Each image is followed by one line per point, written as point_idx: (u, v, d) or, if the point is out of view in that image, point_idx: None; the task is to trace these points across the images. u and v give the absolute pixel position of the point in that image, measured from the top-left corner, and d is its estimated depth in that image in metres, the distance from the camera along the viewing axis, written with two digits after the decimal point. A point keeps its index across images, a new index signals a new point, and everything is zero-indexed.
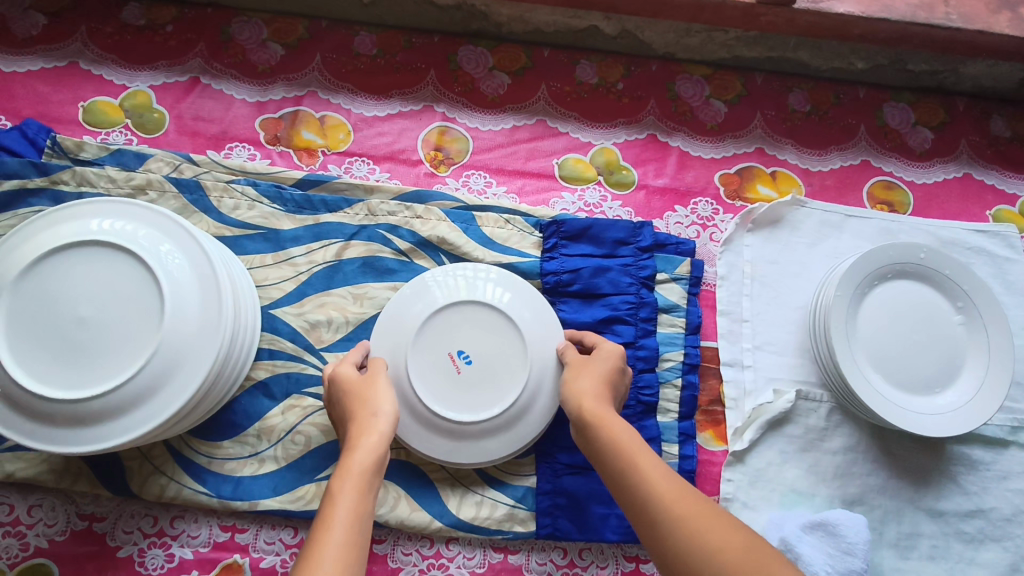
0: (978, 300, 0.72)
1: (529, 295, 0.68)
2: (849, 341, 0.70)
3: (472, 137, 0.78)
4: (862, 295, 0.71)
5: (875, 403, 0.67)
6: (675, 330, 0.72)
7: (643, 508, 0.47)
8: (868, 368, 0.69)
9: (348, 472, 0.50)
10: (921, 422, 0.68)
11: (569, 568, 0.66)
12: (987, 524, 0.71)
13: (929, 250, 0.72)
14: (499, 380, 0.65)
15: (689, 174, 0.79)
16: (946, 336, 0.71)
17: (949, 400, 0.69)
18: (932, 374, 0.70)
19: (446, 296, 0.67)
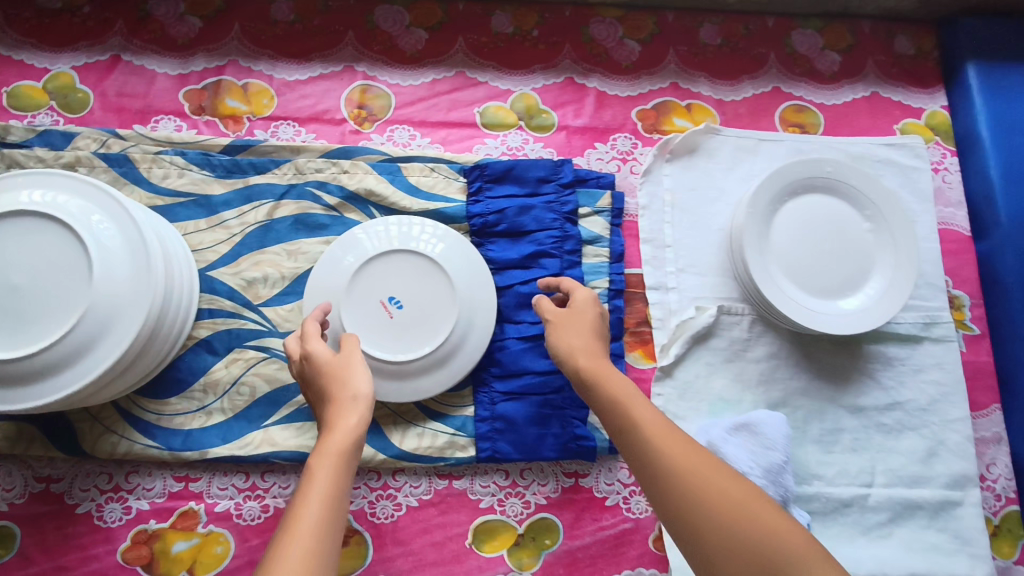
0: (884, 207, 0.75)
1: (459, 242, 0.71)
2: (763, 255, 0.73)
3: (393, 93, 0.80)
4: (774, 211, 0.75)
5: (790, 311, 0.72)
6: (599, 260, 0.76)
7: (645, 464, 0.50)
8: (782, 278, 0.73)
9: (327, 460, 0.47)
10: (834, 323, 0.72)
11: (511, 488, 0.70)
12: (903, 415, 0.76)
13: (835, 163, 0.75)
14: (430, 322, 0.68)
15: (607, 113, 0.81)
16: (856, 243, 0.75)
17: (859, 302, 0.73)
18: (842, 278, 0.74)
19: (378, 245, 0.69)
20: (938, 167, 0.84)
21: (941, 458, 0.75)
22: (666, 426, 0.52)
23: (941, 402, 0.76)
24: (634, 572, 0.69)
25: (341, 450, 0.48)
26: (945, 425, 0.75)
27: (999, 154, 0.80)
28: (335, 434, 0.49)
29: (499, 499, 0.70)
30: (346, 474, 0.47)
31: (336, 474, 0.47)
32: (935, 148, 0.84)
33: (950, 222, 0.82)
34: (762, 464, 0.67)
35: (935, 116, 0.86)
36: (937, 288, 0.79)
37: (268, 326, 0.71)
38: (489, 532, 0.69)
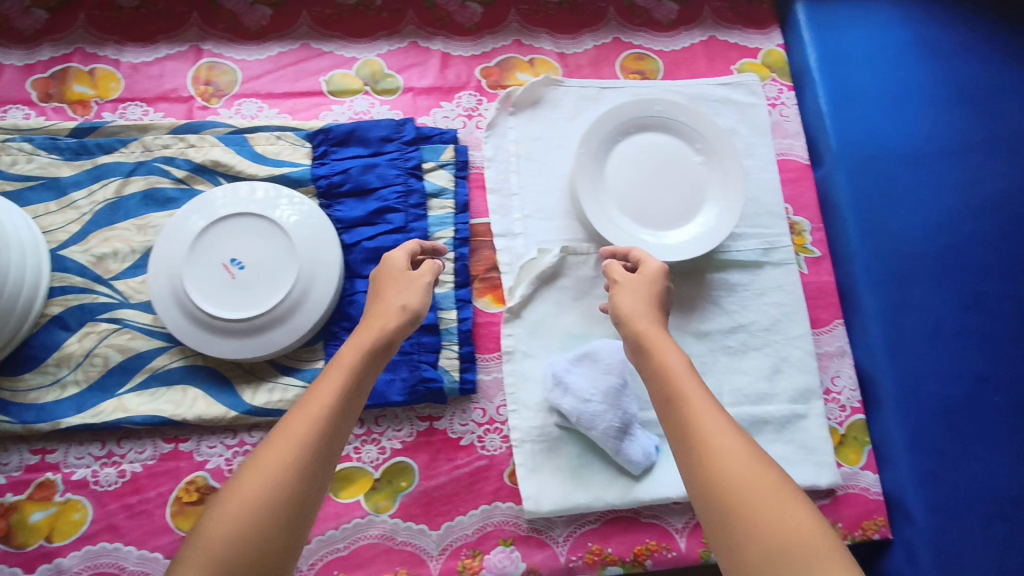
0: (712, 140, 0.79)
1: (306, 208, 0.73)
2: (597, 193, 0.77)
3: (240, 68, 0.82)
4: (607, 152, 0.78)
5: (625, 242, 0.74)
6: (445, 212, 0.78)
7: (677, 421, 0.54)
8: (617, 215, 0.77)
9: (296, 415, 0.51)
10: (667, 252, 0.75)
11: (367, 435, 0.73)
12: (748, 336, 0.80)
13: (663, 102, 0.79)
14: (273, 280, 0.70)
15: (451, 73, 0.84)
16: (688, 175, 0.78)
17: (692, 231, 0.77)
18: (675, 210, 0.77)
19: (227, 206, 0.71)
20: (775, 103, 0.87)
21: (785, 375, 0.79)
22: (693, 380, 0.56)
23: (783, 322, 0.80)
24: (491, 506, 0.72)
25: (359, 355, 0.56)
26: (787, 342, 0.80)
27: (826, 84, 0.84)
28: (352, 353, 0.56)
29: (355, 447, 0.72)
30: (328, 421, 0.51)
31: (321, 420, 0.51)
32: (772, 85, 0.88)
33: (788, 153, 0.86)
34: (598, 389, 0.71)
35: (772, 55, 0.89)
36: (777, 215, 0.83)
37: (120, 298, 0.73)
38: (345, 479, 0.71)
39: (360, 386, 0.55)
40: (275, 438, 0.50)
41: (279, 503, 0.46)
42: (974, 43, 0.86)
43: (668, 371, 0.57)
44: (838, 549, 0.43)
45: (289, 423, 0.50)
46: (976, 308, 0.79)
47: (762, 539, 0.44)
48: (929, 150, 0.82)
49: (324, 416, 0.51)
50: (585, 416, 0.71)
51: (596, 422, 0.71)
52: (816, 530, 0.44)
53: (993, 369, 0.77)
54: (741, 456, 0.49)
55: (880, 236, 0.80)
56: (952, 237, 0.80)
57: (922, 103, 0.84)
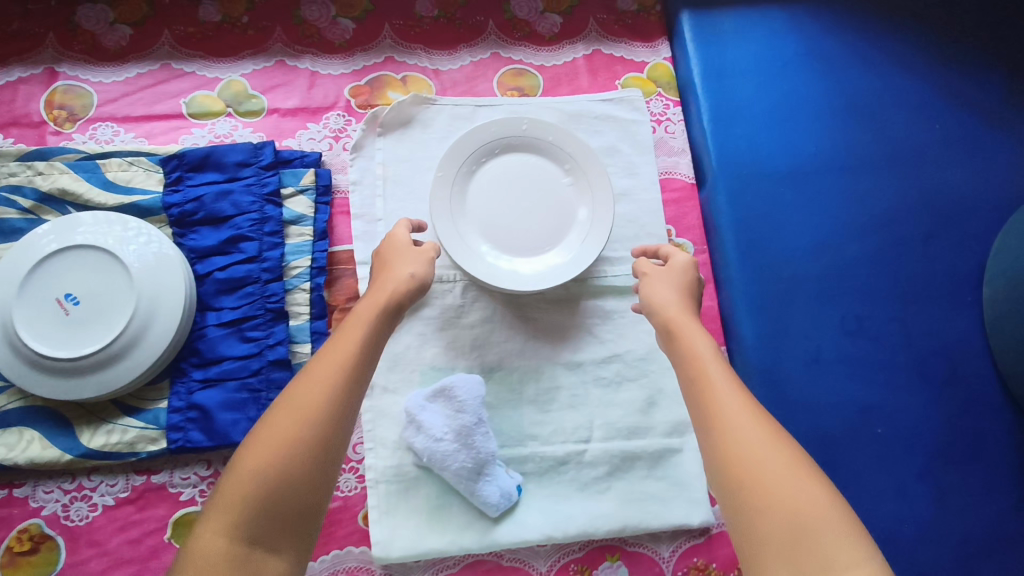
0: (581, 160, 0.75)
1: (156, 244, 0.71)
2: (458, 218, 0.73)
3: (96, 91, 0.79)
4: (471, 173, 0.75)
5: (483, 271, 0.71)
6: (303, 239, 0.76)
7: (696, 399, 0.52)
8: (479, 241, 0.74)
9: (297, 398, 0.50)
10: (527, 281, 0.72)
11: (213, 477, 0.70)
12: (624, 366, 0.76)
13: (531, 121, 0.75)
14: (110, 316, 0.68)
15: (318, 92, 0.81)
16: (555, 199, 0.76)
17: (556, 259, 0.74)
18: (539, 236, 0.74)
19: (86, 235, 0.69)
20: (660, 119, 0.84)
21: (661, 407, 0.75)
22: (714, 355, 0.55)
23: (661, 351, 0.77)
24: (342, 551, 0.69)
25: (371, 322, 0.57)
26: (664, 373, 0.76)
27: (709, 99, 0.81)
28: (366, 317, 0.58)
29: (200, 490, 0.70)
30: (341, 386, 0.52)
31: (332, 385, 0.51)
32: (657, 101, 0.84)
33: (671, 171, 0.82)
34: (451, 427, 0.68)
35: (658, 68, 0.86)
36: (659, 239, 0.79)
37: None
38: (188, 525, 0.68)
39: (371, 349, 0.56)
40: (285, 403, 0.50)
41: (297, 474, 0.47)
42: (865, 55, 0.84)
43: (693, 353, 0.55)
44: (853, 528, 0.42)
45: (297, 391, 0.51)
46: (859, 334, 0.76)
47: (782, 516, 0.43)
48: (812, 168, 0.80)
49: (334, 382, 0.51)
50: (437, 455, 0.68)
51: (446, 461, 0.68)
52: (828, 507, 0.43)
53: (877, 398, 0.75)
54: (756, 433, 0.47)
55: (759, 259, 0.77)
56: (836, 259, 0.78)
57: (810, 117, 0.81)
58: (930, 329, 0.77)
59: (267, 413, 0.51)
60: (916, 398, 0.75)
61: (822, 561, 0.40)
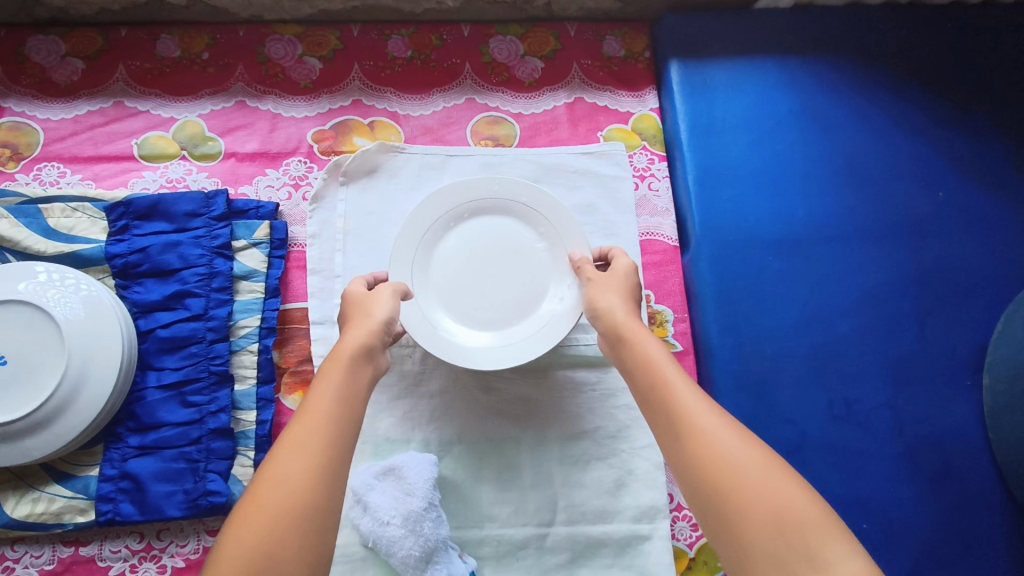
0: (554, 222, 0.70)
1: (93, 304, 0.66)
2: (419, 287, 0.69)
3: (43, 128, 0.75)
4: (437, 239, 0.71)
5: (445, 345, 0.66)
6: (254, 296, 0.71)
7: (656, 405, 0.50)
8: (440, 313, 0.69)
9: (280, 459, 0.45)
10: (490, 359, 0.66)
11: (146, 551, 0.66)
12: (592, 444, 0.71)
13: (502, 180, 0.71)
14: (39, 377, 0.63)
15: (279, 135, 0.77)
16: (526, 265, 0.71)
17: (527, 332, 0.68)
18: (508, 308, 0.69)
19: (29, 288, 0.65)
20: (643, 175, 0.78)
21: (632, 489, 0.70)
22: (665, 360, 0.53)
23: (634, 427, 0.72)
24: None
25: (343, 378, 0.52)
26: (635, 452, 0.71)
27: (694, 157, 0.76)
28: (338, 374, 0.52)
29: (130, 565, 0.65)
30: (325, 448, 0.46)
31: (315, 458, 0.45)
32: (642, 154, 0.79)
33: (654, 232, 0.77)
34: (398, 512, 0.63)
35: (644, 120, 0.80)
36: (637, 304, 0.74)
37: None
38: None
39: (351, 409, 0.50)
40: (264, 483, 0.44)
41: (288, 564, 0.41)
42: (866, 114, 0.78)
43: (647, 357, 0.54)
44: (834, 522, 0.40)
45: (277, 460, 0.45)
46: (847, 418, 0.71)
47: (759, 514, 0.41)
48: (806, 235, 0.75)
49: (315, 452, 0.46)
50: (384, 541, 0.63)
51: (393, 549, 0.63)
52: (811, 503, 0.41)
53: (864, 491, 0.69)
54: (722, 431, 0.46)
55: (743, 333, 0.72)
56: (825, 335, 0.73)
57: (804, 180, 0.76)
58: (923, 415, 0.72)
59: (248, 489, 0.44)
60: (906, 492, 0.69)
61: (809, 554, 0.38)
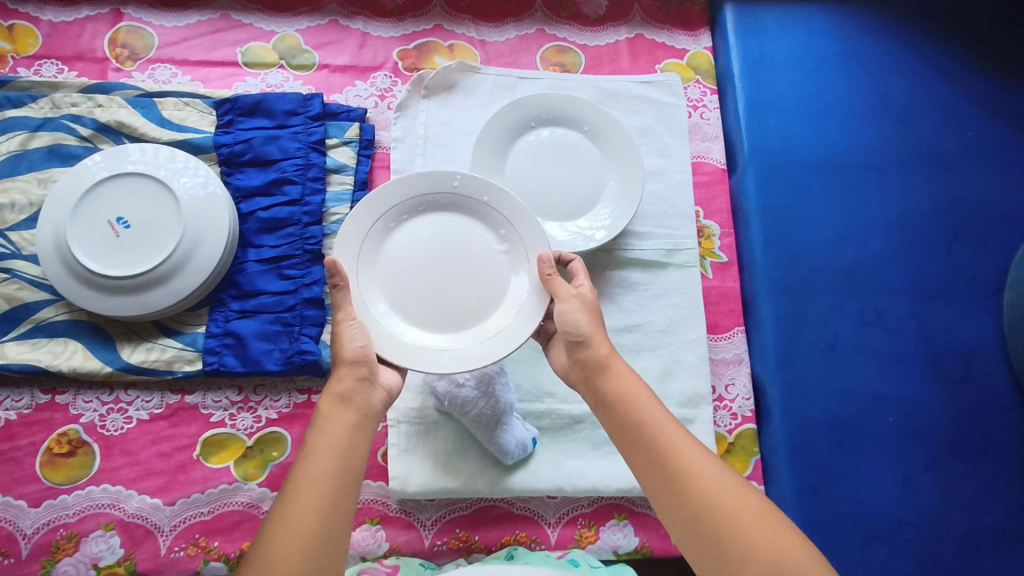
0: (608, 132, 0.80)
1: (203, 178, 0.74)
2: (367, 281, 0.68)
3: (158, 34, 0.83)
4: (389, 229, 0.70)
5: (391, 342, 0.65)
6: (343, 188, 0.79)
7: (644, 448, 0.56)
8: (387, 311, 0.68)
9: (281, 523, 0.51)
10: (438, 362, 0.65)
11: (243, 402, 0.74)
12: (643, 336, 0.80)
13: (462, 175, 0.70)
14: (157, 240, 0.71)
15: (368, 52, 0.85)
16: (481, 266, 0.70)
17: (482, 337, 0.67)
18: (461, 310, 0.69)
19: (139, 166, 0.73)
20: (696, 105, 0.88)
21: (678, 377, 0.79)
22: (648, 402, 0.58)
23: (680, 324, 0.81)
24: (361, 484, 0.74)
25: (333, 433, 0.56)
26: (682, 345, 0.80)
27: (746, 88, 0.86)
28: (325, 429, 0.57)
29: (230, 413, 0.74)
30: (322, 509, 0.52)
31: (321, 515, 0.52)
32: (695, 87, 0.89)
33: (704, 156, 0.87)
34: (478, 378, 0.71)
35: (698, 56, 0.90)
36: (686, 218, 0.84)
37: (13, 249, 0.74)
38: (217, 444, 0.73)
39: (349, 463, 0.55)
40: (275, 541, 0.50)
41: None
42: (901, 59, 0.88)
43: (629, 394, 0.58)
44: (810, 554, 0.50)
45: (279, 525, 0.51)
46: (876, 325, 0.80)
47: (755, 564, 0.49)
48: (848, 163, 0.85)
49: (318, 512, 0.52)
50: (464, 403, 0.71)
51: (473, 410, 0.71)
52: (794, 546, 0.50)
53: (884, 388, 0.79)
54: (716, 476, 0.53)
55: (785, 244, 0.82)
56: (858, 250, 0.82)
57: (845, 114, 0.86)
58: (946, 327, 0.80)
59: (258, 549, 0.51)
60: (921, 391, 0.79)
61: None
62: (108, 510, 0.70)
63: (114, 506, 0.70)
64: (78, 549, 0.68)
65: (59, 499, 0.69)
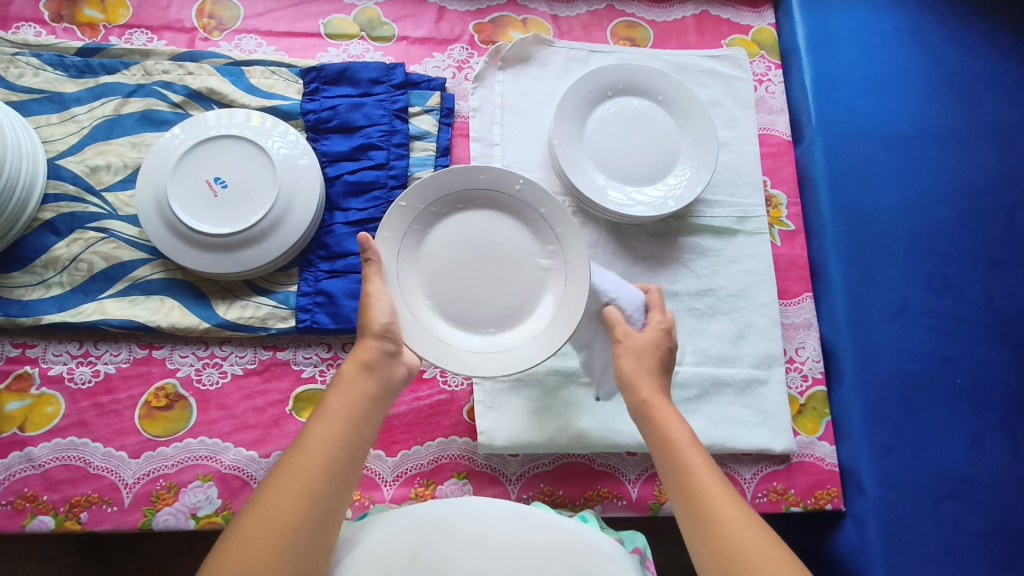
0: (680, 100, 0.83)
1: (292, 141, 0.76)
2: (405, 258, 0.70)
3: (243, 6, 0.87)
4: (441, 215, 0.71)
5: (418, 329, 0.66)
6: (426, 154, 0.82)
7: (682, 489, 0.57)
8: (415, 291, 0.69)
9: (282, 479, 0.50)
10: (447, 357, 0.66)
11: (333, 359, 0.76)
12: (716, 300, 0.82)
13: (526, 182, 0.70)
14: (253, 200, 0.73)
15: (445, 26, 0.89)
16: (520, 274, 0.71)
17: (494, 349, 0.69)
18: (483, 314, 0.70)
19: (230, 130, 0.75)
20: (762, 79, 0.91)
21: (751, 340, 0.81)
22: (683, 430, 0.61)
23: (752, 289, 0.82)
24: (448, 440, 0.76)
25: (349, 404, 0.55)
26: (754, 309, 0.82)
27: (812, 63, 0.89)
28: (343, 396, 0.56)
29: (320, 369, 0.76)
30: (322, 477, 0.51)
31: (324, 481, 0.51)
32: (760, 62, 0.92)
33: (770, 128, 0.90)
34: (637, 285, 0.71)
35: (762, 33, 0.93)
36: (755, 187, 0.85)
37: (109, 210, 0.76)
38: (309, 400, 0.75)
39: (360, 432, 0.55)
40: (273, 497, 0.49)
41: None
42: (959, 36, 0.91)
43: (672, 436, 0.60)
44: None
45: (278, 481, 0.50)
46: (943, 291, 0.82)
47: None
48: (911, 134, 0.87)
49: (317, 476, 0.51)
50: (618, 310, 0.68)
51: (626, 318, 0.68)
52: None
53: (955, 352, 0.80)
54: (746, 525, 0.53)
55: (852, 211, 0.84)
56: (923, 219, 0.84)
57: (906, 90, 0.89)
58: (1011, 294, 0.82)
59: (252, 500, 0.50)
60: (990, 354, 0.80)
61: None
62: (205, 462, 0.71)
63: (210, 458, 0.71)
64: (176, 499, 0.69)
65: (158, 451, 0.71)
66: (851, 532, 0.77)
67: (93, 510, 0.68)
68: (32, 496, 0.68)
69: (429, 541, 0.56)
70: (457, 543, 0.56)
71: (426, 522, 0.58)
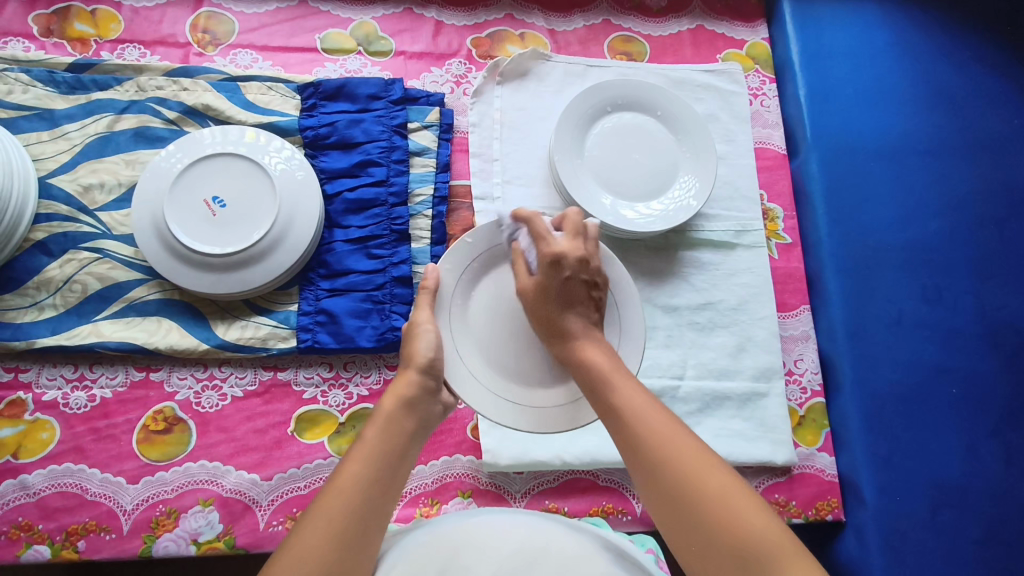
0: (678, 116, 0.83)
1: (292, 157, 0.75)
2: (460, 296, 0.66)
3: (238, 20, 0.86)
4: (503, 256, 0.67)
5: (458, 370, 0.63)
6: (427, 170, 0.81)
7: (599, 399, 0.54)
8: (464, 329, 0.65)
9: (316, 515, 0.47)
10: (490, 402, 0.63)
11: (335, 379, 0.75)
12: (716, 314, 0.82)
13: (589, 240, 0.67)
14: (253, 219, 0.72)
15: (442, 40, 0.89)
16: None
17: (543, 400, 0.64)
18: (530, 362, 0.65)
19: (227, 147, 0.73)
20: (757, 92, 0.93)
21: (751, 353, 0.81)
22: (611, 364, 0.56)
23: (750, 302, 0.83)
24: (452, 458, 0.75)
25: (389, 437, 0.53)
26: (753, 322, 0.82)
27: (807, 77, 0.91)
28: (383, 427, 0.53)
29: (322, 390, 0.75)
30: (356, 513, 0.48)
31: (361, 519, 0.48)
32: (755, 76, 0.94)
33: (765, 141, 0.91)
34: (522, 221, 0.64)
35: (756, 47, 0.95)
36: (751, 201, 0.86)
37: (103, 230, 0.75)
38: (311, 420, 0.74)
39: (398, 469, 0.52)
40: (308, 539, 0.46)
41: None
42: (948, 50, 0.93)
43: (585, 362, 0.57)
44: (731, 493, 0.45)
45: (312, 519, 0.47)
46: (937, 301, 0.83)
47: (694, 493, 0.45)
48: (903, 146, 0.89)
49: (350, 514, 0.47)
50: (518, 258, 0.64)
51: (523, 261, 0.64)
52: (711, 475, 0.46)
53: (949, 362, 0.81)
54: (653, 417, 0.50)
55: (848, 224, 0.85)
56: (917, 231, 0.86)
57: (896, 103, 0.90)
58: (1001, 304, 0.84)
59: (286, 537, 0.47)
60: (982, 364, 0.81)
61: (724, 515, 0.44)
62: (206, 486, 0.70)
63: (212, 482, 0.70)
64: (177, 525, 0.68)
65: (158, 475, 0.69)
66: (852, 543, 0.77)
67: (91, 538, 0.67)
68: (27, 525, 0.66)
69: (458, 548, 0.54)
70: (473, 551, 0.54)
71: (449, 534, 0.56)
